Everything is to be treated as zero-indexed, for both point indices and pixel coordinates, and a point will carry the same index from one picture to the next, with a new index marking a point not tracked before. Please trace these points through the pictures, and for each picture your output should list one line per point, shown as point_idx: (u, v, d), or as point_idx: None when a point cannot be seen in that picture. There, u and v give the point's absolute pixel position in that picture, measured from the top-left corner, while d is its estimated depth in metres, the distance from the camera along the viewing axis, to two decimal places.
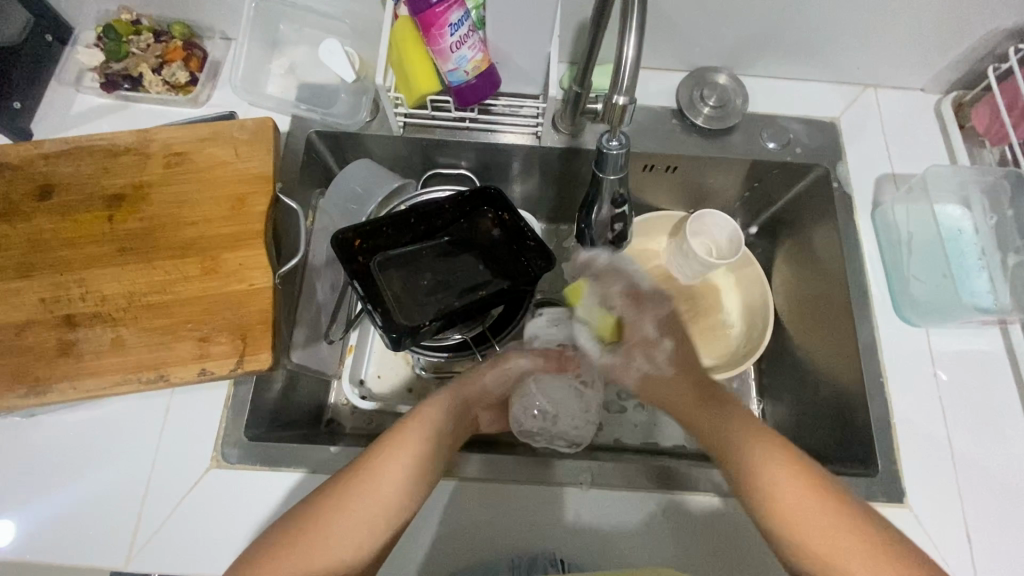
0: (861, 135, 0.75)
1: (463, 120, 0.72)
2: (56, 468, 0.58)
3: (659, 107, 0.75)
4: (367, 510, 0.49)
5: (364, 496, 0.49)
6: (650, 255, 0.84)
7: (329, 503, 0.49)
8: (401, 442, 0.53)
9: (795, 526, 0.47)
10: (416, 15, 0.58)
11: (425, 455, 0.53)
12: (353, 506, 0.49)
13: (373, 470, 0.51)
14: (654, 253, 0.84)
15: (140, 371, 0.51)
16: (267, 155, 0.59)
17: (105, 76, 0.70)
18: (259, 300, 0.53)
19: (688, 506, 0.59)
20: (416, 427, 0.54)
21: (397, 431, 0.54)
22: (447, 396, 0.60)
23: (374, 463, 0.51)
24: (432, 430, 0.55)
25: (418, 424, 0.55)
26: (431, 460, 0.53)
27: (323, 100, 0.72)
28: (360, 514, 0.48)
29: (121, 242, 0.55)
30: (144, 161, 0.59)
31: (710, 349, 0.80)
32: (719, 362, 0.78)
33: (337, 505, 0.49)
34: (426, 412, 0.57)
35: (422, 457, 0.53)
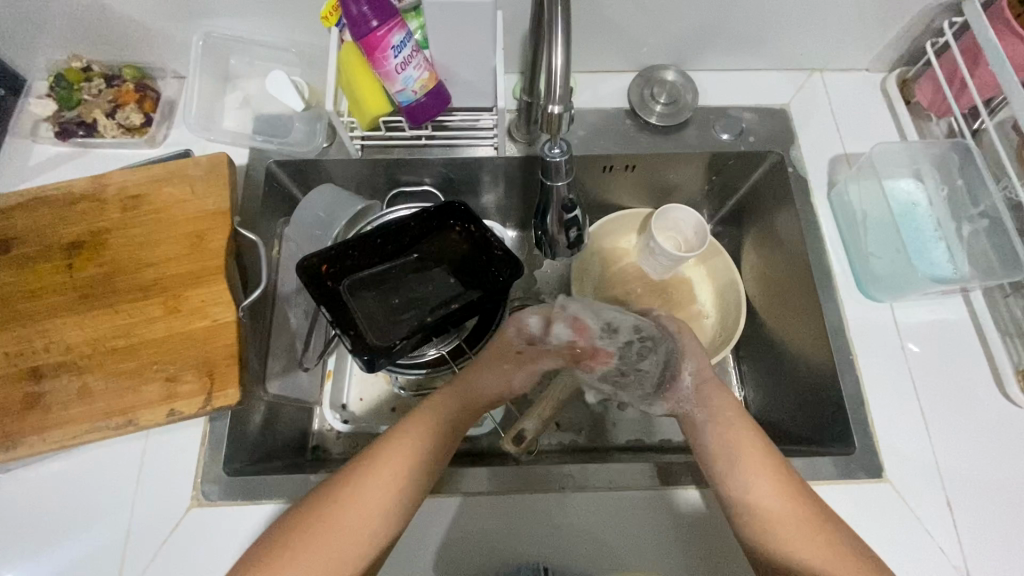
0: (812, 119, 0.76)
1: (420, 138, 0.72)
2: (35, 522, 0.58)
3: (612, 108, 0.76)
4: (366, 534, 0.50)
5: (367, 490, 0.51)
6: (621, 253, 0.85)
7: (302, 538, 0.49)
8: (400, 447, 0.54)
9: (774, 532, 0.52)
10: (358, 40, 0.59)
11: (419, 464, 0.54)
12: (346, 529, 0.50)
13: (367, 476, 0.52)
14: (625, 251, 0.85)
15: (110, 417, 0.50)
16: (223, 191, 0.60)
17: (59, 125, 0.70)
18: (225, 335, 0.53)
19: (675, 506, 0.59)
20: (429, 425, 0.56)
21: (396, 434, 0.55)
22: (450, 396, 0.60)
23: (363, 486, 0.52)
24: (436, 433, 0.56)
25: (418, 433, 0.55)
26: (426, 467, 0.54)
27: (279, 129, 0.72)
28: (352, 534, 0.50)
29: (82, 289, 0.55)
30: (100, 207, 0.59)
31: None
32: None
33: (313, 537, 0.49)
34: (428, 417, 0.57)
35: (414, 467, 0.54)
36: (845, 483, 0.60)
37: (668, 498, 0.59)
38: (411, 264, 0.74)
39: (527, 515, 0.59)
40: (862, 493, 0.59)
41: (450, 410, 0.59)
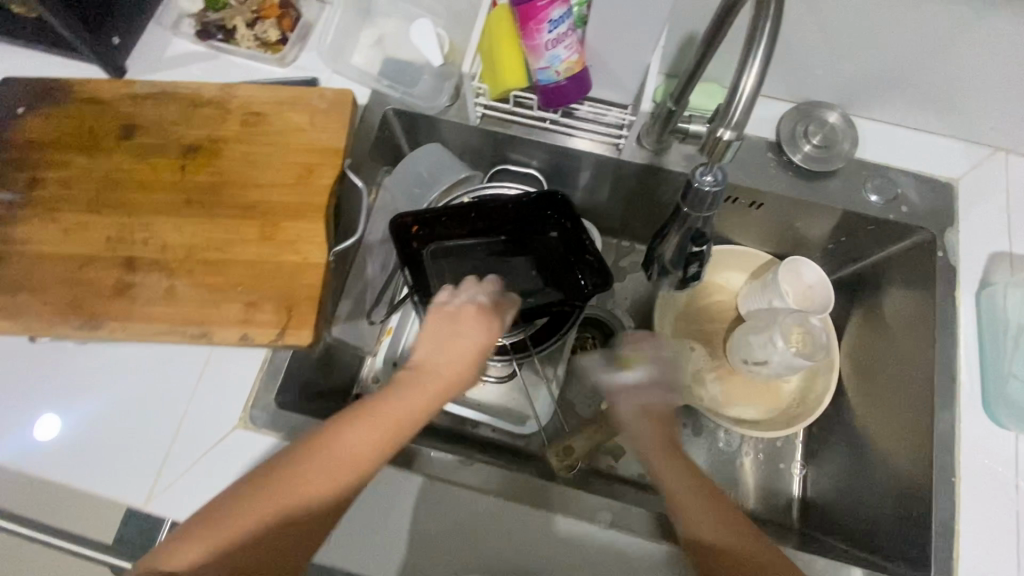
0: (982, 204, 0.67)
1: (543, 120, 0.68)
2: (92, 399, 0.59)
3: (755, 137, 0.69)
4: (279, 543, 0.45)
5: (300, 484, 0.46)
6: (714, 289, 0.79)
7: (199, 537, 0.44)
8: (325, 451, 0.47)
9: None
10: (516, 6, 0.55)
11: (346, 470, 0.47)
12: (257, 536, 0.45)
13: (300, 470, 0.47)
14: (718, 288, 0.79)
15: (186, 325, 0.51)
16: (341, 129, 0.58)
17: (201, 24, 0.71)
18: (311, 276, 0.52)
19: None
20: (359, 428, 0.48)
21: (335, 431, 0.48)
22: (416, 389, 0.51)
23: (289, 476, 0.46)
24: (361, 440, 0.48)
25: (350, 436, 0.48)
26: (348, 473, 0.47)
27: (405, 77, 0.70)
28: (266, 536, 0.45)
29: (189, 192, 0.55)
30: (223, 116, 0.59)
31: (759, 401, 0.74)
32: (763, 419, 0.73)
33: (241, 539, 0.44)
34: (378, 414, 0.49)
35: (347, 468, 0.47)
36: None
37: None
38: (499, 245, 0.71)
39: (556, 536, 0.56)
40: None
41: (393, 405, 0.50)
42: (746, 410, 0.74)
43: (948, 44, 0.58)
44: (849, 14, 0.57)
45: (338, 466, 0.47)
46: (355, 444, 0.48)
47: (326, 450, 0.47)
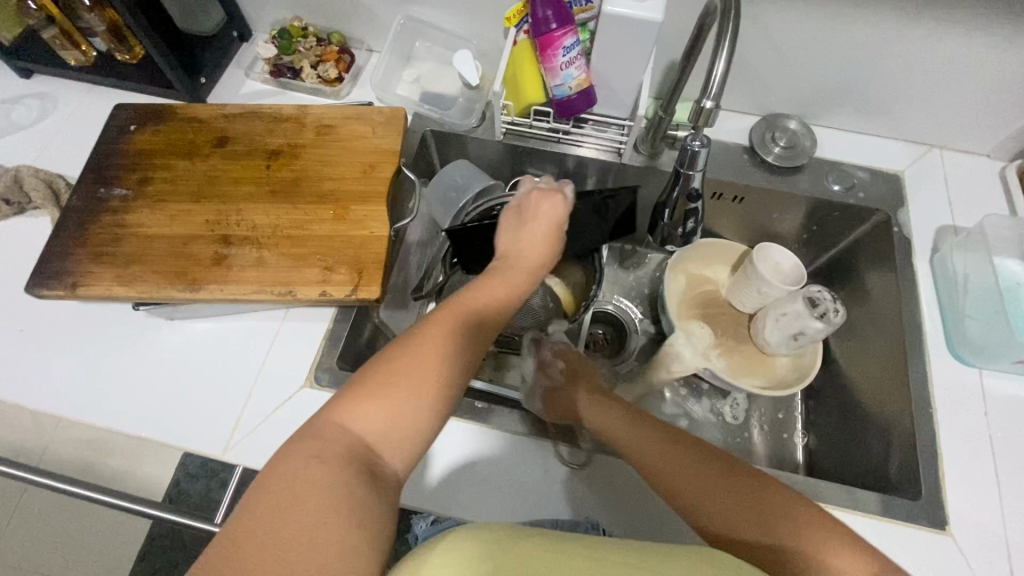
0: (926, 189, 0.80)
1: (557, 132, 0.81)
2: (175, 366, 0.68)
3: (733, 143, 0.83)
4: (431, 407, 0.47)
5: (424, 343, 0.50)
6: (703, 279, 0.89)
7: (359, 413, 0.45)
8: (448, 317, 0.52)
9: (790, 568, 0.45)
10: (536, 38, 0.70)
11: (466, 333, 0.52)
12: (413, 405, 0.47)
13: (424, 331, 0.51)
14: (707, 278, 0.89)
15: (274, 285, 0.61)
16: (398, 136, 0.71)
17: (275, 66, 0.86)
18: (377, 246, 0.63)
19: None
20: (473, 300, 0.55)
21: (451, 306, 0.54)
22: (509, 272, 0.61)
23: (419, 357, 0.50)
24: (476, 310, 0.55)
25: (466, 307, 0.54)
26: (470, 334, 0.52)
27: (442, 103, 0.85)
28: (421, 395, 0.47)
29: (274, 185, 0.68)
30: (300, 129, 0.72)
31: (756, 372, 0.82)
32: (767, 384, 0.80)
33: (374, 387, 0.46)
34: (487, 292, 0.57)
35: (468, 333, 0.52)
36: (904, 526, 0.60)
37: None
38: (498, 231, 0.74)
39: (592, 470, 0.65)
40: (920, 539, 0.60)
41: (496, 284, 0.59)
42: (748, 379, 0.81)
43: (877, 59, 0.73)
44: (796, 39, 0.73)
45: (461, 323, 0.53)
46: (473, 304, 0.55)
47: (453, 313, 0.53)
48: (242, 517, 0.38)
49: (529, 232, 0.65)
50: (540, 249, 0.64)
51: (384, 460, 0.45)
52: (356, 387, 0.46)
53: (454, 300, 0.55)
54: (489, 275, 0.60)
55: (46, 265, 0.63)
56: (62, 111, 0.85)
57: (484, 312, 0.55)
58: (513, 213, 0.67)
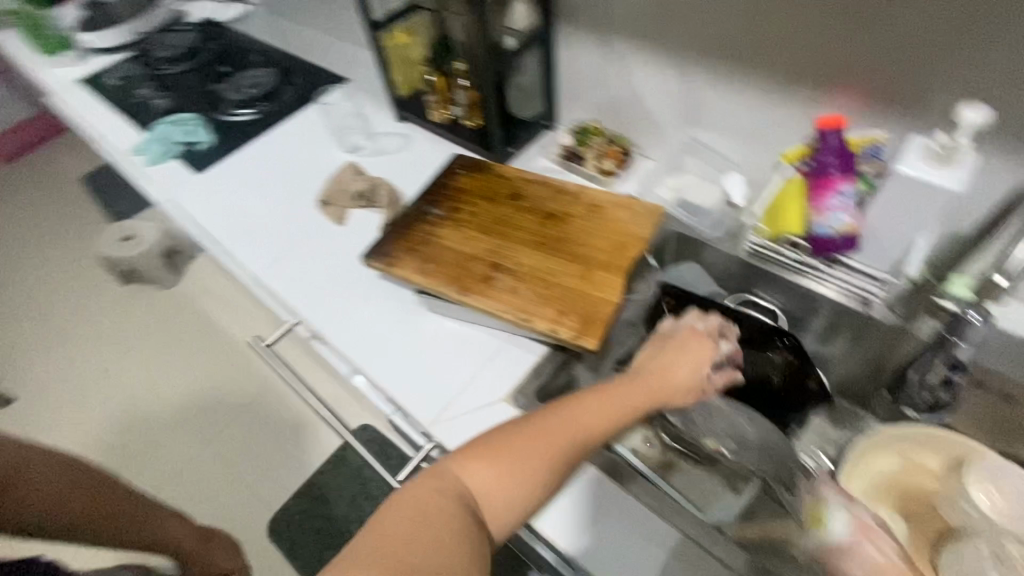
0: None
1: (802, 265, 0.81)
2: (419, 347, 0.86)
3: (1016, 335, 0.74)
4: (535, 479, 0.58)
5: (537, 423, 0.60)
6: (914, 467, 0.76)
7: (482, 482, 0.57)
8: (562, 411, 0.62)
9: None
10: (813, 179, 0.76)
11: (575, 429, 0.61)
12: (516, 473, 0.57)
13: (540, 417, 0.61)
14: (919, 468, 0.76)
15: (520, 312, 0.75)
16: (651, 228, 0.82)
17: (567, 152, 1.07)
18: (607, 310, 0.73)
19: None
20: (589, 401, 0.63)
21: (569, 401, 0.63)
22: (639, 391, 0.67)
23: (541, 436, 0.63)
24: (590, 410, 0.63)
25: (581, 405, 0.63)
26: (577, 429, 0.61)
27: (693, 208, 0.93)
28: (524, 469, 0.58)
29: (542, 237, 0.84)
30: (574, 201, 0.88)
31: None
32: None
33: (489, 449, 0.58)
34: (603, 398, 0.64)
35: (575, 428, 0.61)
36: None
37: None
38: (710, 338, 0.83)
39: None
40: None
41: (618, 398, 0.65)
42: None
43: None
44: None
45: (575, 419, 0.61)
46: (591, 408, 0.63)
47: (570, 409, 0.62)
48: (378, 522, 0.51)
49: (666, 361, 0.70)
50: (682, 381, 0.69)
51: (486, 517, 0.56)
52: (471, 450, 0.59)
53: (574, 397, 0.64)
54: (616, 385, 0.67)
55: (378, 245, 0.87)
56: (414, 149, 1.19)
57: (597, 414, 0.63)
58: (660, 339, 0.74)
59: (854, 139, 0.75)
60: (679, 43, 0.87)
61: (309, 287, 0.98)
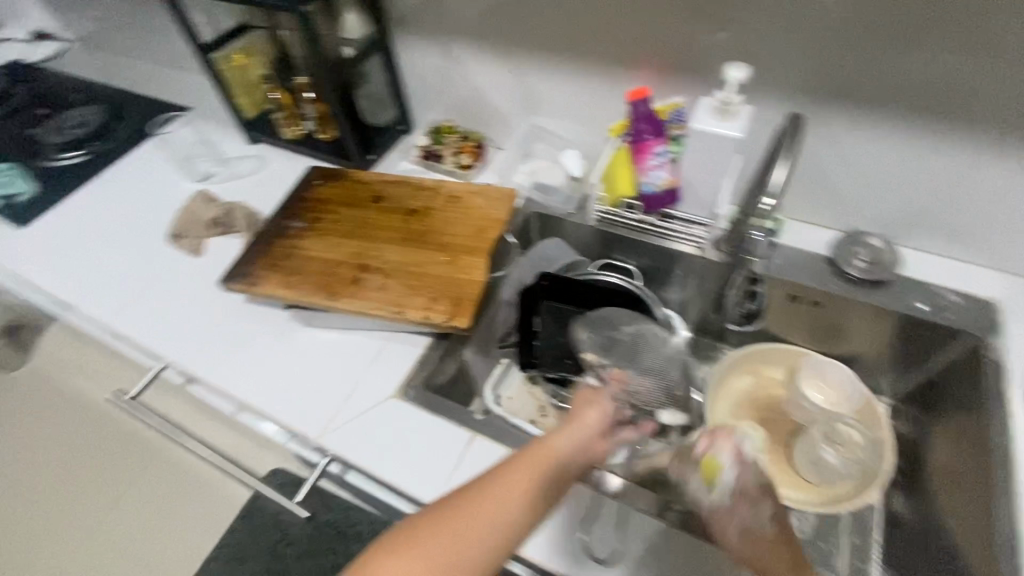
0: (1021, 320, 0.79)
1: (644, 223, 0.92)
2: (300, 362, 0.84)
3: (813, 253, 0.89)
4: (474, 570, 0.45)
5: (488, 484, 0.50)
6: (767, 382, 0.94)
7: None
8: (522, 471, 0.52)
9: None
10: (633, 144, 0.85)
11: (525, 500, 0.50)
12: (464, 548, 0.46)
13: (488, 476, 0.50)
14: (769, 381, 0.94)
15: (390, 306, 0.76)
16: (508, 209, 0.88)
17: (424, 152, 1.11)
18: (474, 288, 0.77)
19: None
20: (540, 463, 0.54)
21: (519, 456, 0.54)
22: (567, 440, 0.58)
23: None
24: (542, 477, 0.53)
25: (531, 470, 0.53)
26: (525, 501, 0.50)
27: (546, 190, 1.01)
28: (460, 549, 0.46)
29: (405, 233, 0.86)
30: (435, 195, 0.92)
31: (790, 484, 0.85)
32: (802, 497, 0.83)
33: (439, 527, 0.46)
34: (545, 454, 0.55)
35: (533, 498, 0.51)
36: None
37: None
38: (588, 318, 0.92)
39: (643, 536, 0.67)
40: None
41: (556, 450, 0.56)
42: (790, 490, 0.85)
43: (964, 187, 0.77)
44: (876, 165, 0.80)
45: (523, 479, 0.51)
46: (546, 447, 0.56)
47: (517, 461, 0.53)
48: None
49: (592, 412, 0.63)
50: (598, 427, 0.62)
51: None
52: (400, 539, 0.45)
53: (518, 456, 0.54)
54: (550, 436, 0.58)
55: (236, 267, 0.84)
56: (270, 169, 1.15)
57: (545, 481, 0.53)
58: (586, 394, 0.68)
59: (661, 107, 0.85)
60: (504, 38, 0.94)
61: (171, 324, 0.92)
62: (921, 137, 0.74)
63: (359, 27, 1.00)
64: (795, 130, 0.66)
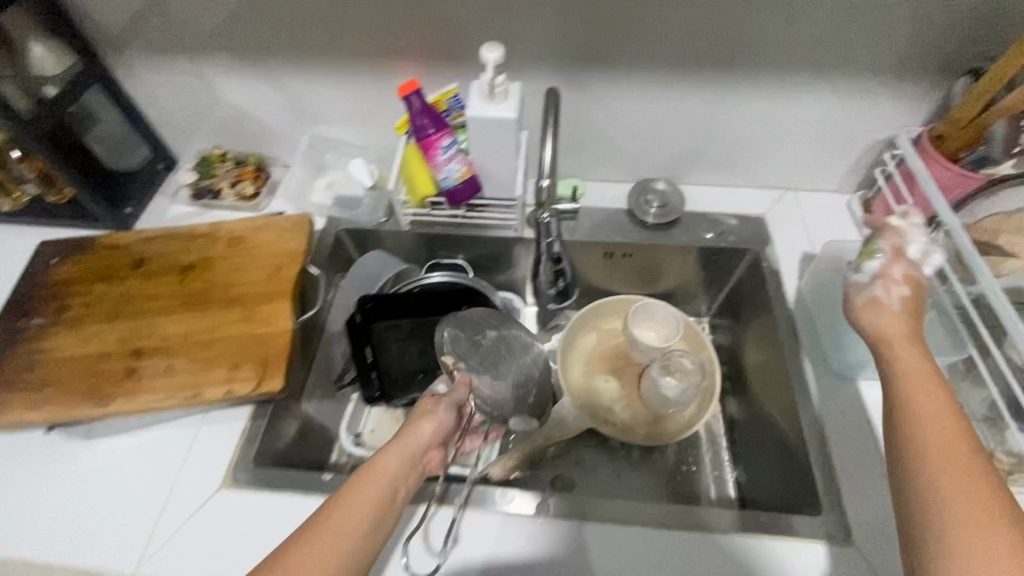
0: (784, 226, 0.91)
1: (455, 218, 0.90)
2: (91, 485, 0.68)
3: (615, 208, 0.94)
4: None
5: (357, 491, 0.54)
6: (609, 334, 0.99)
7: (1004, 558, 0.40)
8: (374, 474, 0.56)
9: (936, 485, 0.44)
10: (419, 141, 0.80)
11: (386, 496, 0.55)
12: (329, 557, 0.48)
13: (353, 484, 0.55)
14: (610, 333, 0.99)
15: (182, 390, 0.64)
16: (303, 238, 0.78)
17: (195, 190, 0.95)
18: (280, 340, 0.68)
19: (626, 554, 0.64)
20: (384, 466, 0.57)
21: (374, 460, 0.58)
22: (400, 444, 0.60)
23: (913, 471, 0.46)
24: (396, 475, 0.58)
25: (381, 473, 0.57)
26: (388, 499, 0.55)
27: (349, 204, 0.94)
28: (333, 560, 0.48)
29: (186, 297, 0.73)
30: (213, 242, 0.79)
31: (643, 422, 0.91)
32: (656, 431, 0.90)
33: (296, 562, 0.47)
34: (386, 458, 0.59)
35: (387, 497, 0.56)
36: (811, 547, 0.64)
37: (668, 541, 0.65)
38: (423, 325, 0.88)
39: (522, 536, 0.65)
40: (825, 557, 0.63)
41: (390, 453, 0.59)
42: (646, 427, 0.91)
43: (715, 123, 0.85)
44: (642, 118, 0.85)
45: (380, 476, 0.56)
46: (388, 457, 0.59)
47: (370, 472, 0.56)
48: None
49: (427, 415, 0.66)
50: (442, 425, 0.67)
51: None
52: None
53: (370, 463, 0.58)
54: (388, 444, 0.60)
55: None
56: None
57: (399, 478, 0.58)
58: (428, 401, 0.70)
59: (437, 97, 0.82)
60: (246, 46, 0.82)
61: None
62: (670, 86, 0.80)
63: (55, 59, 0.82)
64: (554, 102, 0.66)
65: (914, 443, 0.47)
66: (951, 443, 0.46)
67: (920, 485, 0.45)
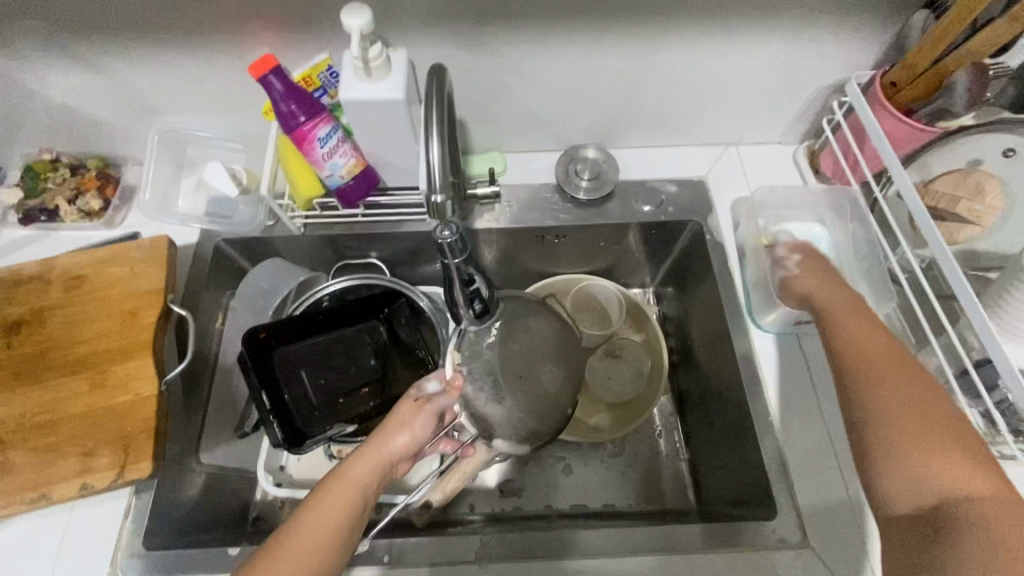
0: (727, 188, 0.82)
1: (356, 215, 0.77)
2: None
3: (541, 184, 0.82)
4: None
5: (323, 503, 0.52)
6: None
7: (938, 462, 0.45)
8: (341, 485, 0.54)
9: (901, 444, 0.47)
10: (287, 133, 0.65)
11: (354, 510, 0.53)
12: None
13: (323, 492, 0.53)
14: None
15: (26, 491, 0.53)
16: (160, 272, 0.64)
17: (24, 210, 0.76)
18: (144, 410, 0.57)
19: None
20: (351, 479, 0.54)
21: (343, 471, 0.55)
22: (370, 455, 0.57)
23: (872, 433, 0.48)
24: (364, 487, 0.55)
25: (349, 485, 0.54)
26: (357, 513, 0.53)
27: (225, 210, 0.77)
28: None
29: (16, 366, 0.59)
30: (46, 287, 0.63)
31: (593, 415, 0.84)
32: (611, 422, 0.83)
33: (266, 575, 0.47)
34: (354, 470, 0.56)
35: (355, 508, 0.53)
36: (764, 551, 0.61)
37: (620, 565, 0.61)
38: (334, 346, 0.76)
39: None
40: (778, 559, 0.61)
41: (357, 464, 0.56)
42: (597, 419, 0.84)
43: (644, 80, 0.73)
44: (559, 81, 0.72)
45: (347, 488, 0.54)
46: (358, 467, 0.56)
47: (338, 483, 0.54)
48: None
49: (400, 421, 0.60)
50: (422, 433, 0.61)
51: None
52: None
53: (338, 473, 0.55)
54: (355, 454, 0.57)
55: None
56: None
57: (369, 488, 0.56)
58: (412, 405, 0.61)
59: (306, 72, 0.65)
60: (36, 25, 0.62)
61: None
62: (588, 41, 0.67)
63: None
64: (437, 87, 0.52)
65: (864, 365, 0.52)
66: (898, 370, 0.50)
67: (867, 408, 0.49)
